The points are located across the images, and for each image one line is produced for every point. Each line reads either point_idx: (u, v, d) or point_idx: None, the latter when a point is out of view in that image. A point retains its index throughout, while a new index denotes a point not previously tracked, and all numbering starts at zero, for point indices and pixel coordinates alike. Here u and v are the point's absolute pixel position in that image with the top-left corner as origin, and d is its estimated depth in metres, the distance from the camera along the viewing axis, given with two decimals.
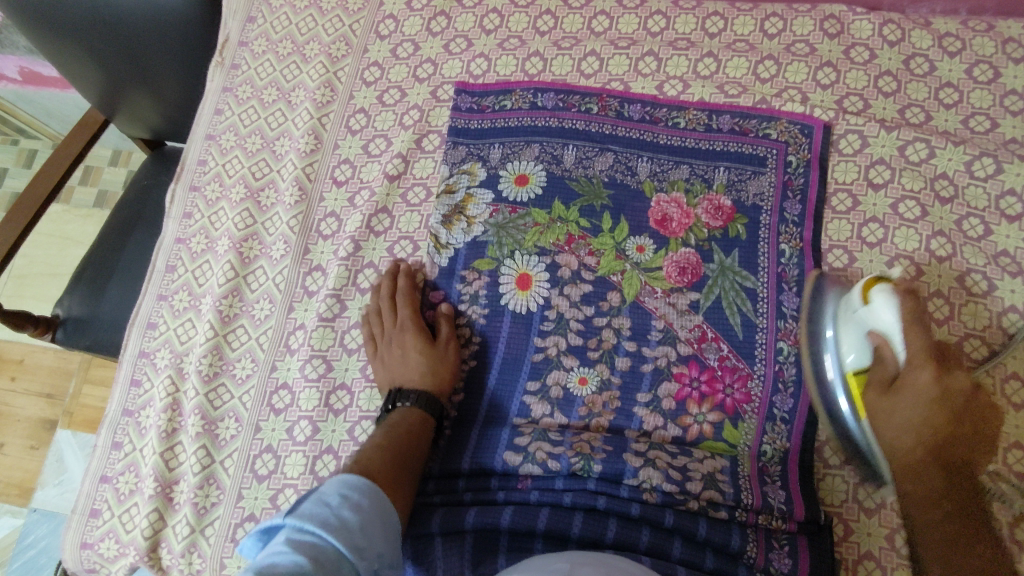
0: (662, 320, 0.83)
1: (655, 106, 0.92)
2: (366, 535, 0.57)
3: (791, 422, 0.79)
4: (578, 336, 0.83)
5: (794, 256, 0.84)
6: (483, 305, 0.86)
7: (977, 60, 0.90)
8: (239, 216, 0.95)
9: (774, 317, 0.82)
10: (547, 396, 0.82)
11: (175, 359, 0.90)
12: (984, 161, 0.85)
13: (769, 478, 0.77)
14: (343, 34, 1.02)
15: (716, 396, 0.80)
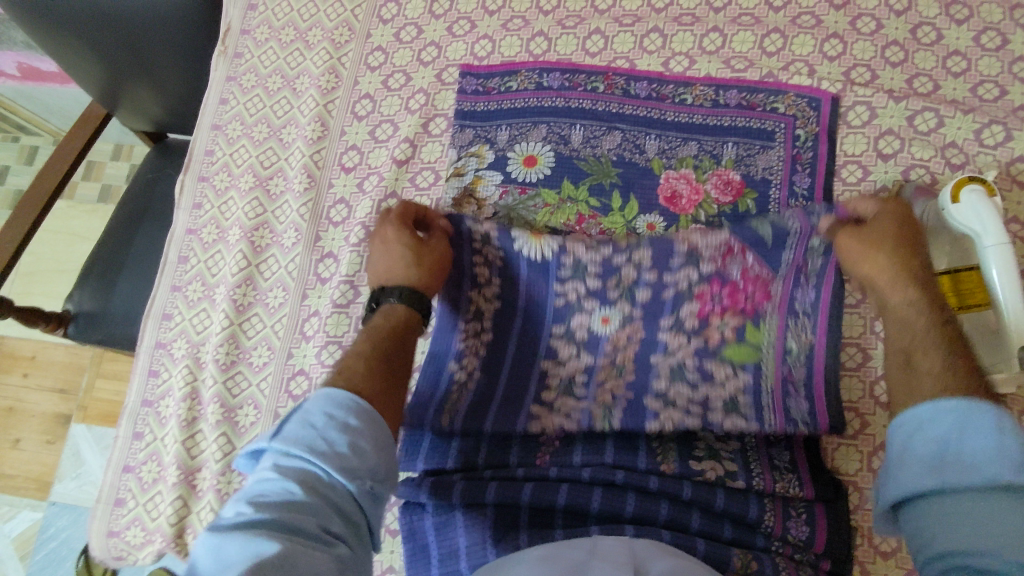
0: (685, 243, 0.78)
1: (661, 83, 0.92)
2: (360, 451, 0.55)
3: (814, 315, 0.78)
4: (597, 278, 0.80)
5: (822, 246, 0.77)
6: (497, 246, 0.82)
7: (985, 28, 0.89)
8: (249, 206, 0.95)
9: (802, 232, 0.77)
10: (572, 338, 0.81)
11: (192, 349, 0.91)
12: (994, 129, 0.85)
13: (793, 387, 0.77)
14: (345, 19, 1.01)
15: (739, 305, 0.77)
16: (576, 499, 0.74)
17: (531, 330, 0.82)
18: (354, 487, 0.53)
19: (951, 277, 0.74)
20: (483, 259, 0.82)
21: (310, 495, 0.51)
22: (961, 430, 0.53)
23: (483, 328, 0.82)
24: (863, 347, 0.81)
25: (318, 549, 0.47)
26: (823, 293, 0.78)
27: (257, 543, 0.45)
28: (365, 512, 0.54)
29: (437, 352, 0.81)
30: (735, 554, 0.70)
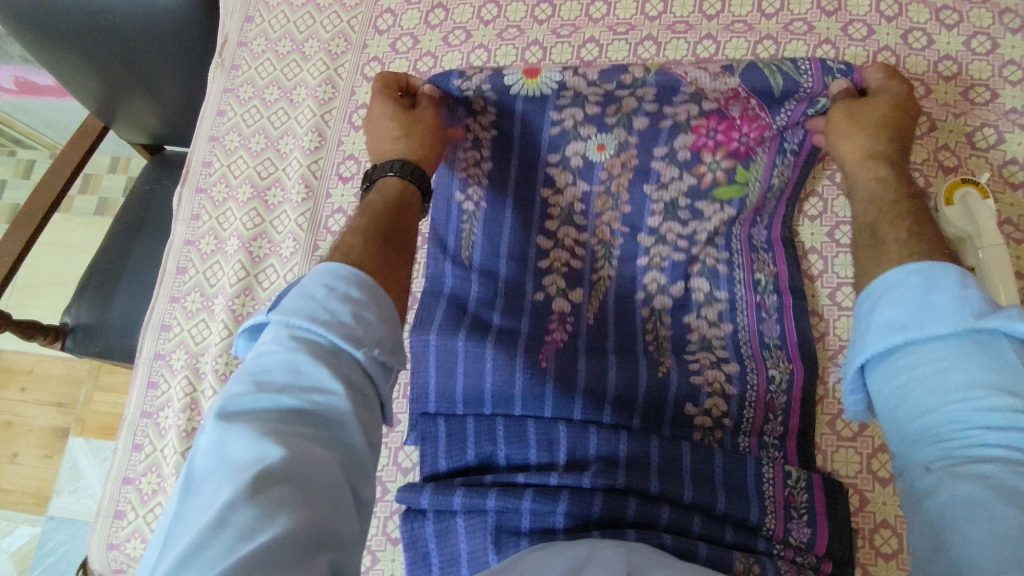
0: (691, 82, 0.74)
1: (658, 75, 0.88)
2: (365, 320, 0.54)
3: (800, 153, 0.79)
4: (597, 106, 0.78)
5: (822, 108, 0.75)
6: (490, 99, 0.78)
7: (975, 32, 0.90)
8: (248, 216, 0.95)
9: (818, 70, 0.73)
10: (568, 167, 0.83)
11: (191, 359, 0.91)
12: (985, 133, 0.86)
13: (760, 217, 0.85)
14: (342, 30, 1.02)
15: (731, 145, 0.79)
16: (576, 506, 0.73)
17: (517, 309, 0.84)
18: (364, 356, 0.52)
19: None
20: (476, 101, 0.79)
21: (315, 371, 0.50)
22: (926, 291, 0.54)
23: (483, 156, 0.83)
24: None
25: (321, 446, 0.47)
26: (784, 299, 0.83)
27: (256, 442, 0.45)
28: (374, 382, 0.53)
29: (441, 288, 0.86)
30: (736, 558, 0.70)
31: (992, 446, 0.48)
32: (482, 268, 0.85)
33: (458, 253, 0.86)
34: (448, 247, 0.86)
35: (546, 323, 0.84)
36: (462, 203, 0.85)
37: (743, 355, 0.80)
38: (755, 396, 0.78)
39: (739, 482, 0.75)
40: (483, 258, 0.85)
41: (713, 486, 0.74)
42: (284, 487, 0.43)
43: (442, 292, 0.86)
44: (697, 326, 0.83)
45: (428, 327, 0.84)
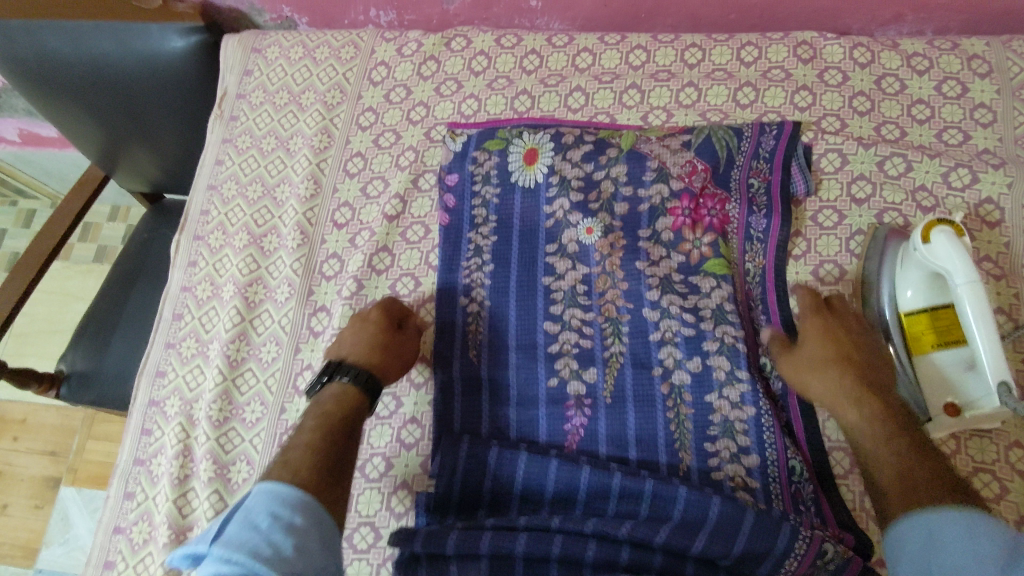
0: (657, 161, 0.91)
1: (642, 150, 0.93)
2: (308, 555, 0.56)
3: (767, 240, 0.89)
4: (579, 192, 0.92)
5: (762, 189, 0.90)
6: (495, 184, 0.95)
7: (944, 77, 0.94)
8: (243, 262, 0.97)
9: (749, 156, 0.92)
10: (565, 254, 0.91)
11: (185, 406, 0.91)
12: (960, 172, 0.88)
13: (754, 302, 0.88)
14: (337, 82, 1.05)
15: (704, 220, 0.89)
16: (570, 548, 0.74)
17: (531, 397, 0.87)
18: None
19: (929, 315, 0.77)
20: (484, 200, 0.95)
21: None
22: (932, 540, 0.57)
23: (484, 261, 0.93)
24: None
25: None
26: (789, 382, 0.84)
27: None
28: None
29: (452, 394, 0.88)
30: None
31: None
32: (492, 364, 0.89)
33: (466, 351, 0.90)
34: (455, 350, 0.90)
35: (562, 410, 0.85)
36: (467, 305, 0.91)
37: (765, 442, 0.81)
38: (777, 471, 0.79)
39: (765, 515, 0.73)
40: (491, 350, 0.90)
41: (738, 531, 0.73)
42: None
43: (454, 393, 0.88)
44: (719, 407, 0.83)
45: (450, 402, 0.87)
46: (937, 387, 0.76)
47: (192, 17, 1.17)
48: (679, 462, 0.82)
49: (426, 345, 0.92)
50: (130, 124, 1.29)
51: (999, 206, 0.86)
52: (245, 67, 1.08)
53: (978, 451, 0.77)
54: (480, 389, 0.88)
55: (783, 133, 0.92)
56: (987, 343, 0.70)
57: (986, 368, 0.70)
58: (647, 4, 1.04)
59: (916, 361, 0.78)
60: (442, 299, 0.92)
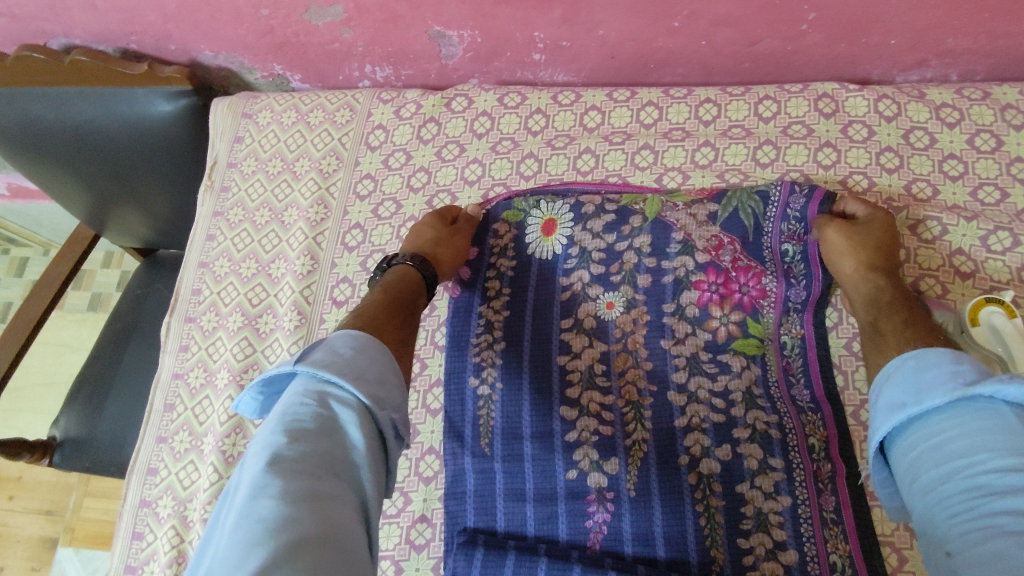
0: (682, 232, 0.86)
1: (668, 219, 0.87)
2: (385, 386, 0.58)
3: (803, 310, 0.83)
4: (600, 264, 0.88)
5: (798, 253, 0.84)
6: (512, 256, 0.91)
7: (977, 130, 0.88)
8: (238, 346, 0.91)
9: (779, 219, 0.84)
10: (582, 328, 0.87)
11: (178, 506, 0.85)
12: (1000, 235, 0.83)
13: (794, 377, 0.82)
14: (333, 147, 1.01)
15: (733, 297, 0.84)
16: None
17: (550, 492, 0.80)
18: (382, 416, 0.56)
19: None
20: (498, 272, 0.91)
21: (339, 419, 0.54)
22: (920, 370, 0.63)
23: (495, 339, 0.88)
24: None
25: (346, 494, 0.51)
26: (837, 465, 0.78)
27: (292, 504, 0.47)
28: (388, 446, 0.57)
29: (464, 489, 0.84)
30: None
31: (1001, 514, 0.52)
32: (505, 456, 0.83)
33: (477, 442, 0.85)
34: (467, 440, 0.85)
35: (583, 505, 0.79)
36: (477, 386, 0.86)
37: (803, 535, 0.74)
38: (818, 568, 0.73)
39: None
40: (504, 441, 0.84)
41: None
42: (309, 545, 0.45)
43: (465, 491, 0.84)
44: (752, 498, 0.76)
45: (462, 496, 0.84)
46: None
47: (179, 80, 1.10)
48: (711, 559, 0.75)
49: (434, 435, 0.89)
50: (121, 189, 1.24)
51: None
52: (236, 134, 1.03)
53: None
54: (493, 483, 0.83)
55: (814, 193, 0.84)
56: None
57: None
58: (656, 56, 0.98)
59: None
60: (452, 382, 0.87)
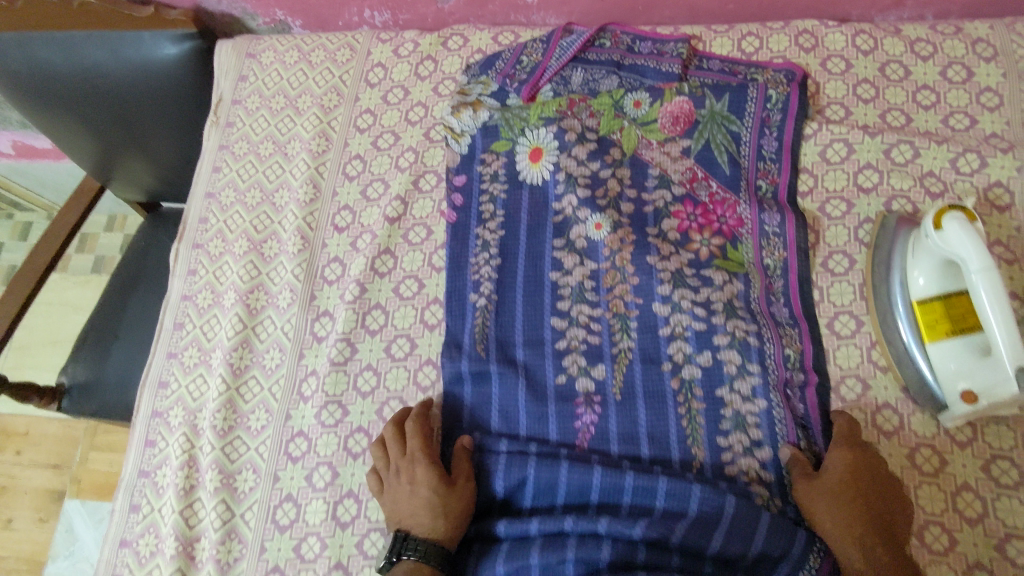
0: (658, 168, 0.93)
1: (644, 157, 0.94)
2: None
3: (784, 235, 0.87)
4: (587, 189, 0.92)
5: (770, 192, 0.90)
6: (503, 182, 0.95)
7: (950, 62, 0.93)
8: (244, 269, 0.96)
9: (754, 159, 0.91)
10: (574, 249, 0.90)
11: (188, 416, 0.90)
12: (968, 158, 0.87)
13: (774, 296, 0.87)
14: (334, 85, 1.05)
15: (713, 225, 0.89)
16: (584, 551, 0.72)
17: (539, 394, 0.85)
18: None
19: (941, 302, 0.76)
20: (491, 196, 0.95)
21: None
22: None
23: (491, 254, 0.92)
24: (860, 379, 0.82)
25: None
26: (811, 377, 0.82)
27: None
28: None
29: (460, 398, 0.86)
30: None
31: None
32: (501, 360, 0.86)
33: (473, 347, 0.87)
34: (464, 347, 0.87)
35: (572, 407, 0.83)
36: (476, 301, 0.89)
37: (778, 437, 0.79)
38: (793, 464, 0.78)
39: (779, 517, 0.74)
40: (498, 348, 0.87)
41: (755, 533, 0.73)
42: None
43: (461, 392, 0.86)
44: (731, 401, 0.81)
45: (461, 384, 0.86)
46: (948, 376, 0.75)
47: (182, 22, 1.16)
48: (692, 458, 0.80)
49: (431, 348, 0.89)
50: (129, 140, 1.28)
51: (1008, 190, 0.85)
52: (240, 73, 1.08)
53: (995, 438, 0.78)
54: (489, 389, 0.85)
55: (789, 103, 0.92)
56: (1003, 328, 0.68)
57: (1001, 353, 0.69)
58: None
59: (930, 349, 0.77)
60: (452, 297, 0.90)
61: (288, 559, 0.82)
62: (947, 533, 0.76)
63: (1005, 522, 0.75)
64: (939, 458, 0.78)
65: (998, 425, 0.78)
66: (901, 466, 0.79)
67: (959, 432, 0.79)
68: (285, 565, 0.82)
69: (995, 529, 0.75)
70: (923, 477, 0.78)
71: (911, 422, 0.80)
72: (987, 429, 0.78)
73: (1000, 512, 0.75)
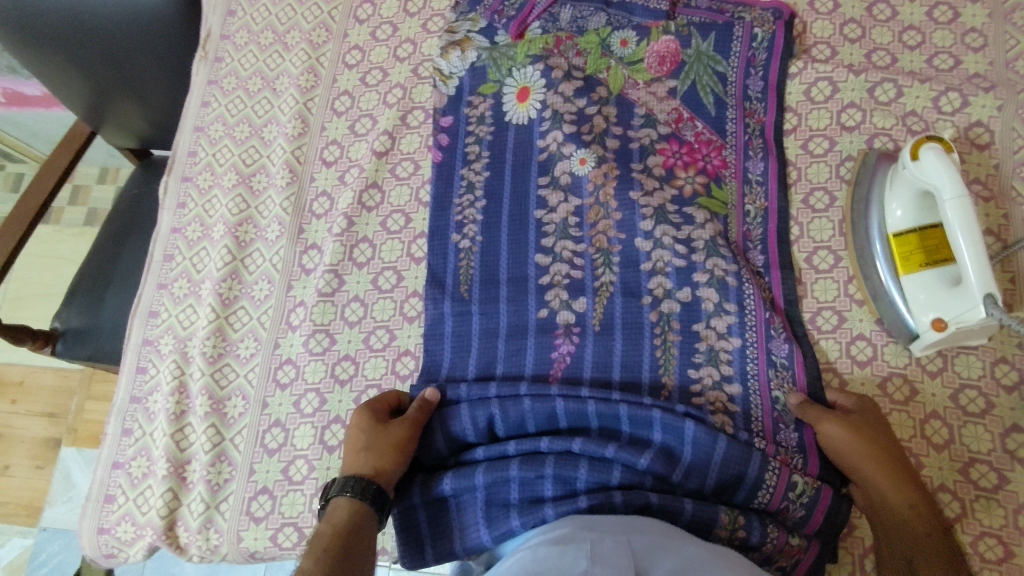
0: (644, 107, 0.93)
1: (630, 96, 0.94)
2: None
3: (765, 183, 0.89)
4: (572, 125, 0.92)
5: (757, 130, 0.91)
6: (490, 123, 0.95)
7: (936, 3, 0.93)
8: (233, 202, 0.98)
9: (740, 98, 0.92)
10: (558, 185, 0.91)
11: (179, 344, 0.92)
12: (950, 97, 0.88)
13: (752, 243, 0.87)
14: (322, 21, 1.07)
15: (698, 163, 0.90)
16: (563, 470, 0.74)
17: (521, 328, 0.86)
18: None
19: (917, 235, 0.77)
20: (477, 138, 0.95)
21: None
22: None
23: (476, 197, 0.92)
24: (836, 311, 0.84)
25: None
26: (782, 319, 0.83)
27: None
28: None
29: (443, 330, 0.87)
30: (722, 512, 0.71)
31: None
32: (483, 299, 0.87)
33: (457, 288, 0.88)
34: (447, 287, 0.89)
35: (551, 338, 0.84)
36: (459, 242, 0.90)
37: (748, 372, 0.80)
38: (760, 400, 0.79)
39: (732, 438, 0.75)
40: (482, 286, 0.88)
41: (710, 462, 0.73)
42: None
43: (443, 334, 0.87)
44: (706, 336, 0.82)
45: (441, 337, 0.87)
46: (919, 304, 0.76)
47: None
48: (662, 384, 0.81)
49: (418, 280, 0.91)
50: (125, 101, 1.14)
51: (989, 128, 0.86)
52: (228, 9, 1.12)
53: (965, 367, 0.78)
54: (468, 327, 0.87)
55: (775, 41, 0.93)
56: (973, 256, 0.69)
57: (971, 282, 0.69)
58: None
59: (904, 280, 0.77)
60: (435, 236, 0.91)
61: (276, 480, 0.84)
62: (913, 457, 0.77)
63: (971, 448, 0.76)
64: (909, 387, 0.79)
65: (971, 356, 0.79)
66: (872, 395, 0.80)
67: (929, 361, 0.80)
68: (273, 487, 0.84)
69: (960, 454, 0.76)
70: (893, 404, 0.79)
71: (884, 352, 0.81)
72: (959, 361, 0.79)
73: (967, 436, 0.76)
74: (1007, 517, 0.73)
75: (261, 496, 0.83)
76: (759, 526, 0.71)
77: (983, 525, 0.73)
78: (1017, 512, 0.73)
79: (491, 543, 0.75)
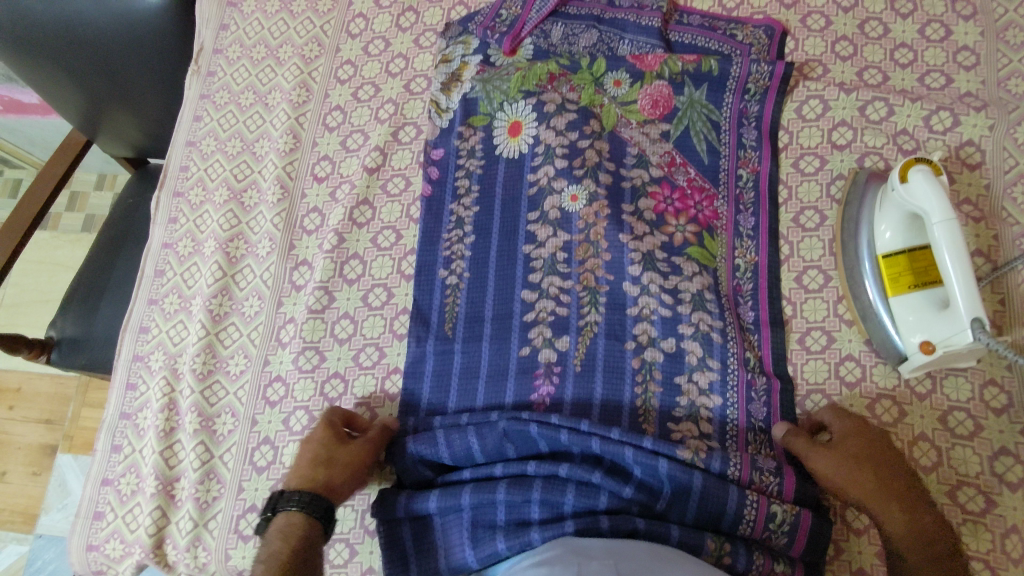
0: (637, 147, 0.93)
1: (622, 134, 0.94)
2: None
3: (756, 236, 0.88)
4: (564, 159, 0.92)
5: (749, 180, 0.90)
6: (480, 157, 0.95)
7: (929, 20, 0.93)
8: (224, 218, 0.98)
9: (734, 147, 0.92)
10: (547, 220, 0.90)
11: (169, 360, 0.93)
12: (941, 116, 0.87)
13: (743, 297, 0.86)
14: (315, 35, 1.07)
15: (690, 211, 0.89)
16: (549, 494, 0.74)
17: (504, 367, 0.85)
18: None
19: (906, 257, 0.77)
20: (467, 172, 0.95)
21: None
22: None
23: (465, 233, 0.92)
24: (826, 332, 0.83)
25: None
26: (775, 381, 0.81)
27: None
28: None
29: (423, 369, 0.86)
30: (709, 537, 0.72)
31: None
32: (467, 337, 0.87)
33: (441, 326, 0.88)
34: (432, 325, 0.88)
35: (531, 379, 0.83)
36: (446, 278, 0.90)
37: (727, 431, 0.79)
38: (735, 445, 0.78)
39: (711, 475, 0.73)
40: (466, 324, 0.88)
41: (688, 497, 0.73)
42: None
43: (422, 372, 0.86)
44: (688, 390, 0.81)
45: (421, 376, 0.86)
46: (908, 324, 0.76)
47: None
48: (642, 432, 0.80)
49: (408, 297, 0.91)
50: (117, 112, 1.14)
51: (980, 148, 0.86)
52: (222, 22, 1.12)
53: (953, 389, 0.78)
54: (452, 363, 0.86)
55: (774, 76, 0.92)
56: (959, 279, 0.69)
57: (959, 307, 0.70)
58: None
59: (894, 301, 0.77)
60: (421, 271, 0.91)
61: (264, 498, 0.84)
62: None
63: (959, 471, 0.76)
64: (898, 408, 0.79)
65: (960, 378, 0.79)
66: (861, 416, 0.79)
67: (918, 382, 0.79)
68: (261, 505, 0.84)
69: (949, 477, 0.76)
70: (882, 426, 0.79)
71: (873, 373, 0.81)
72: (948, 382, 0.79)
73: (955, 458, 0.76)
74: (995, 541, 0.72)
75: (249, 514, 0.83)
76: (745, 553, 0.71)
77: (971, 549, 0.73)
78: (1004, 536, 0.72)
79: (476, 564, 0.75)
